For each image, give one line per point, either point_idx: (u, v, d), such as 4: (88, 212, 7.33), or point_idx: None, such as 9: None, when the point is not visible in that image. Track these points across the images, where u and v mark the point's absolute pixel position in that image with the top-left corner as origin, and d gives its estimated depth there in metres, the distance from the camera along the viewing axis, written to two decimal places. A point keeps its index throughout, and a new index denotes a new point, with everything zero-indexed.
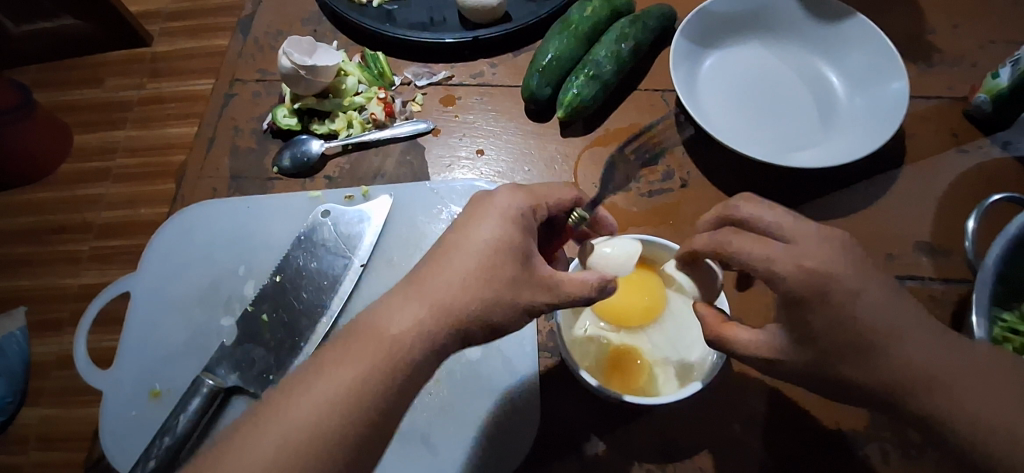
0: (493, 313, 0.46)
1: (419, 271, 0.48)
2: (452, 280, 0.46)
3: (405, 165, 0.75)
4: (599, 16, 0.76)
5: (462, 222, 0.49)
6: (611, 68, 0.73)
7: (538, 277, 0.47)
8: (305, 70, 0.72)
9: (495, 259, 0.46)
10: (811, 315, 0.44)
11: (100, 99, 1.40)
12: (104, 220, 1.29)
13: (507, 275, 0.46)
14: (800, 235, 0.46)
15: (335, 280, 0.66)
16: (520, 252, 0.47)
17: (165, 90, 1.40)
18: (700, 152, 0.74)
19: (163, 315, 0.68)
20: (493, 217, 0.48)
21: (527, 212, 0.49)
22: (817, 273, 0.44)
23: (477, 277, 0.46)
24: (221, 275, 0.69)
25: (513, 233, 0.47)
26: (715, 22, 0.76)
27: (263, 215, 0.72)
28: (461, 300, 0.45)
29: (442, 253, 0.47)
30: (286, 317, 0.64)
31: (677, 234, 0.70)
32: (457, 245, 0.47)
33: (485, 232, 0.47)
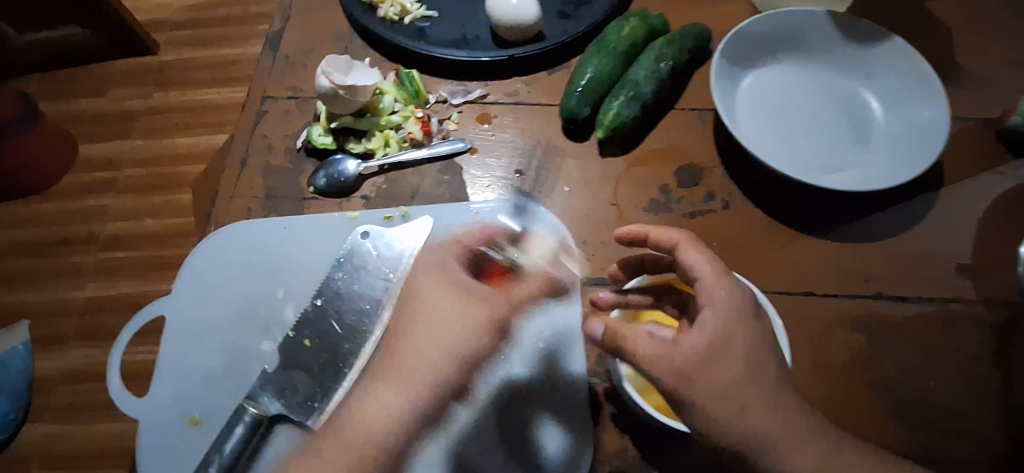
0: (461, 349, 0.60)
1: (388, 341, 0.62)
2: (412, 343, 0.60)
3: (443, 185, 0.74)
4: (636, 35, 0.76)
5: (410, 282, 0.64)
6: (650, 89, 0.74)
7: (472, 296, 0.62)
8: (345, 89, 0.71)
9: (436, 303, 0.61)
10: (726, 348, 0.53)
11: (106, 109, 1.38)
12: (110, 231, 1.27)
13: (455, 308, 0.61)
14: (716, 264, 0.57)
15: (377, 303, 0.65)
16: (460, 285, 0.62)
17: (173, 101, 1.38)
18: (741, 173, 0.74)
19: (199, 340, 0.66)
20: (427, 274, 0.63)
21: (453, 258, 0.64)
22: (733, 307, 0.54)
23: (434, 327, 0.60)
24: (259, 298, 0.68)
25: (451, 270, 0.63)
26: (753, 42, 0.76)
27: (300, 236, 0.71)
28: (432, 359, 0.59)
29: (402, 319, 0.62)
30: (329, 341, 0.63)
31: (718, 255, 0.69)
32: (410, 302, 0.62)
33: (425, 289, 0.62)
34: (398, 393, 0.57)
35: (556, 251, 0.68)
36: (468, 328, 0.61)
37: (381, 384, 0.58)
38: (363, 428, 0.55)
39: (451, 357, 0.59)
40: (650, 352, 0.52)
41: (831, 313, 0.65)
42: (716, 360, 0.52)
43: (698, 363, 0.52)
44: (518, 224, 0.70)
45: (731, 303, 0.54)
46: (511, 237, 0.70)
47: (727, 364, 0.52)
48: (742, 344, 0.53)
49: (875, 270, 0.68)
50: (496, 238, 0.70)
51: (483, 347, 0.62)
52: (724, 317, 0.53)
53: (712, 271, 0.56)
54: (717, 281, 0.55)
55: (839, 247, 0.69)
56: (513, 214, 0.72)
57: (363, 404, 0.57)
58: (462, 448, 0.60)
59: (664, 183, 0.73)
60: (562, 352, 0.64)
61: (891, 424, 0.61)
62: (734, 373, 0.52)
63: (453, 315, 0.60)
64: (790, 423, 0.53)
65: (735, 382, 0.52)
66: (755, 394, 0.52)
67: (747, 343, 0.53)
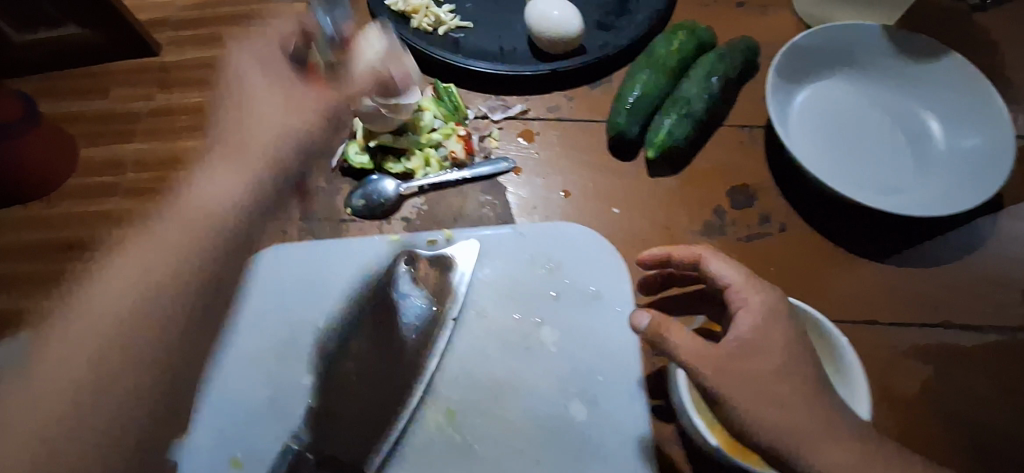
0: (289, 137, 0.62)
1: (225, 138, 0.61)
2: (247, 124, 0.61)
3: (487, 207, 0.71)
4: (685, 49, 0.73)
5: (229, 78, 0.62)
6: (702, 106, 0.71)
7: (312, 78, 0.62)
8: (388, 108, 0.66)
9: (267, 83, 0.61)
10: (758, 346, 0.52)
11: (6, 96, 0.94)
12: None
13: (270, 101, 0.61)
14: (741, 270, 0.57)
15: (426, 335, 0.63)
16: (288, 79, 0.61)
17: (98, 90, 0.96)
18: (796, 194, 0.71)
19: (236, 374, 0.63)
20: (253, 71, 0.61)
21: (256, 63, 0.62)
22: (766, 310, 0.54)
23: (267, 115, 0.61)
24: (298, 327, 0.64)
25: (272, 68, 0.62)
26: (806, 56, 0.73)
27: (340, 261, 0.67)
28: (261, 131, 0.61)
29: (239, 101, 0.61)
30: (377, 376, 0.61)
31: (778, 282, 0.66)
32: (235, 98, 0.61)
33: (252, 79, 0.61)
34: (232, 174, 0.60)
35: (610, 278, 0.66)
36: (305, 116, 0.62)
37: (217, 155, 0.61)
38: (203, 200, 0.60)
39: (284, 142, 0.61)
40: (689, 349, 0.51)
41: (896, 342, 0.63)
42: (750, 357, 0.52)
43: (735, 360, 0.51)
44: (569, 250, 0.68)
45: (760, 305, 0.54)
46: (561, 263, 0.67)
47: (763, 360, 0.52)
48: (777, 343, 0.53)
49: (939, 298, 0.65)
50: (547, 264, 0.67)
51: (315, 129, 0.63)
52: (759, 319, 0.53)
53: (736, 277, 0.56)
54: (744, 285, 0.56)
55: (901, 272, 0.67)
56: (564, 238, 0.69)
57: (172, 264, 0.57)
58: (421, 429, 0.60)
59: (717, 205, 0.71)
60: (624, 387, 0.61)
61: (966, 460, 0.58)
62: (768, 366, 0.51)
63: (281, 114, 0.61)
64: (834, 428, 0.50)
65: (770, 377, 0.51)
66: (790, 389, 0.51)
67: (775, 333, 0.53)
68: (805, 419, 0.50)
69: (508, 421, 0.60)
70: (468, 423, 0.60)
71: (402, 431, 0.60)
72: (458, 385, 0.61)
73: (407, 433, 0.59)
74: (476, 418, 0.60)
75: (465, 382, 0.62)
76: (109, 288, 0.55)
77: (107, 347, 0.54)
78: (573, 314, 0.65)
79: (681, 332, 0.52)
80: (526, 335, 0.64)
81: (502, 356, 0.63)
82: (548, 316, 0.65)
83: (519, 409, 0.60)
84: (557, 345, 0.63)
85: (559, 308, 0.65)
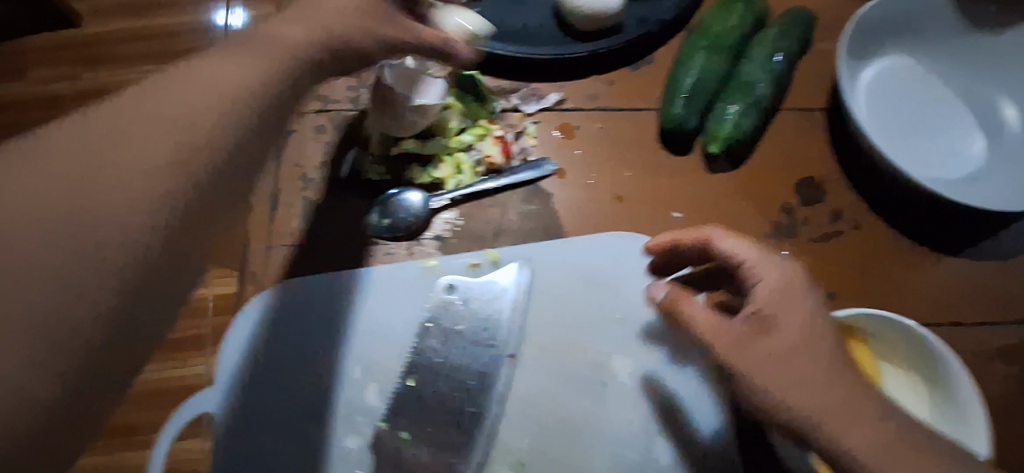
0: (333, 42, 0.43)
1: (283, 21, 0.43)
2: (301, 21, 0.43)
3: (532, 218, 0.62)
4: (744, 24, 0.64)
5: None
6: (767, 91, 0.62)
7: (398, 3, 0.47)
8: (410, 111, 0.57)
9: None
10: (780, 327, 0.46)
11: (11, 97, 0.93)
12: None
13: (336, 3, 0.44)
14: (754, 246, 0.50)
15: (482, 378, 0.55)
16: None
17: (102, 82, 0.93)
18: (866, 185, 0.65)
19: (265, 439, 0.55)
20: None
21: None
22: (785, 286, 0.47)
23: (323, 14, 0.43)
24: (331, 379, 0.56)
25: None
26: (873, 30, 0.66)
27: (368, 295, 0.57)
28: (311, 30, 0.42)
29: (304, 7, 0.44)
30: (436, 434, 0.53)
31: (853, 285, 0.61)
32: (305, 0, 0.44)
33: None
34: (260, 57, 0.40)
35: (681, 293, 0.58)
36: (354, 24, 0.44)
37: (282, 29, 0.42)
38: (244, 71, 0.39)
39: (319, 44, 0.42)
40: (703, 322, 0.48)
41: (977, 346, 0.60)
42: (767, 337, 0.46)
43: (753, 336, 0.46)
44: (631, 263, 0.60)
45: (777, 281, 0.47)
46: (623, 280, 0.59)
47: (782, 338, 0.45)
48: (800, 321, 0.46)
49: (1018, 293, 0.62)
50: (607, 282, 0.59)
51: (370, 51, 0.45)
52: (780, 297, 0.47)
53: (748, 253, 0.49)
54: (758, 260, 0.49)
55: (977, 268, 0.62)
56: (625, 252, 0.60)
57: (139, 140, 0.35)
58: None
59: (784, 202, 0.64)
60: (709, 422, 0.54)
61: None
62: (788, 344, 0.45)
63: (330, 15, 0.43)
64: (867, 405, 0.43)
65: (794, 356, 0.45)
66: (812, 366, 0.44)
67: (797, 312, 0.46)
68: (830, 397, 0.43)
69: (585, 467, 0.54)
70: None
71: None
72: (526, 433, 0.55)
73: None
74: (548, 467, 0.54)
75: (533, 428, 0.55)
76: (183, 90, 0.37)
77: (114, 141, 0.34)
78: (643, 341, 0.58)
79: (693, 307, 0.49)
80: (594, 368, 0.57)
81: (571, 395, 0.56)
82: (616, 344, 0.58)
83: (594, 452, 0.54)
84: (629, 378, 0.56)
85: (626, 334, 0.58)
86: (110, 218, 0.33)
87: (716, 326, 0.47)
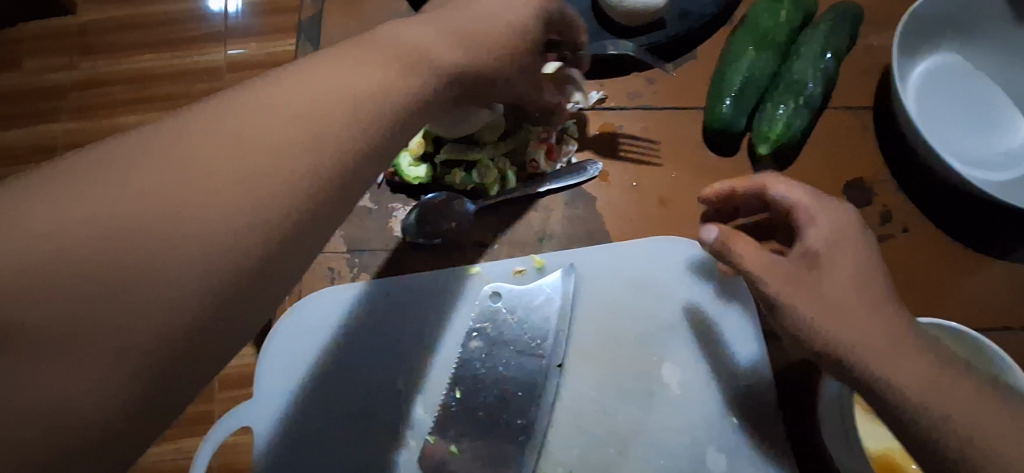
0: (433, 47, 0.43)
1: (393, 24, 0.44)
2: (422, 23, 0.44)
3: (575, 221, 0.60)
4: (793, 20, 0.62)
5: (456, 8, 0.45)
6: (818, 89, 0.60)
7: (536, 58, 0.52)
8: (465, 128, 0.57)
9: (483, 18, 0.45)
10: (832, 267, 0.46)
11: (15, 89, 0.93)
12: None
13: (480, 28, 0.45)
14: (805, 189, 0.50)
15: (531, 389, 0.53)
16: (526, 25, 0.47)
17: (103, 72, 0.92)
18: (916, 186, 0.63)
19: (309, 451, 0.54)
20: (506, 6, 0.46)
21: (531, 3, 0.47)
22: (838, 229, 0.48)
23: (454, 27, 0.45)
24: (374, 390, 0.55)
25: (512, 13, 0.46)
26: (922, 26, 0.64)
27: (410, 304, 0.56)
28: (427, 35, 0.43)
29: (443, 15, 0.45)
30: (486, 447, 0.52)
31: (904, 290, 0.60)
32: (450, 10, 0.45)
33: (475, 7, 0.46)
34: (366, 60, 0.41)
35: (730, 300, 0.57)
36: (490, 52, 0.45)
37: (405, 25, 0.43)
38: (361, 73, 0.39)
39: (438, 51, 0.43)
40: (756, 262, 0.47)
41: None
42: (818, 273, 0.46)
43: (806, 275, 0.46)
44: (679, 268, 0.58)
45: (830, 224, 0.48)
46: (671, 285, 0.58)
47: (837, 275, 0.46)
48: (851, 261, 0.47)
49: None
50: (655, 288, 0.58)
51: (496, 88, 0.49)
52: (833, 239, 0.47)
53: (801, 196, 0.50)
54: (810, 202, 0.49)
55: None
56: (672, 257, 0.58)
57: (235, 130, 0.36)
58: None
59: None
60: (761, 432, 0.54)
61: None
62: (841, 282, 0.46)
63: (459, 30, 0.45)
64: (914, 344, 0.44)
65: (847, 295, 0.45)
66: (860, 301, 0.45)
67: (847, 248, 0.47)
68: (874, 330, 0.44)
69: None
70: None
71: None
72: (574, 444, 0.54)
73: None
74: None
75: (581, 439, 0.54)
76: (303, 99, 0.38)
77: (231, 135, 0.35)
78: (694, 349, 0.56)
79: (750, 247, 0.48)
80: (643, 377, 0.55)
81: (619, 405, 0.55)
82: (664, 351, 0.56)
83: (647, 465, 0.53)
84: (679, 386, 0.55)
85: (676, 342, 0.56)
86: (206, 219, 0.33)
87: (775, 263, 0.47)
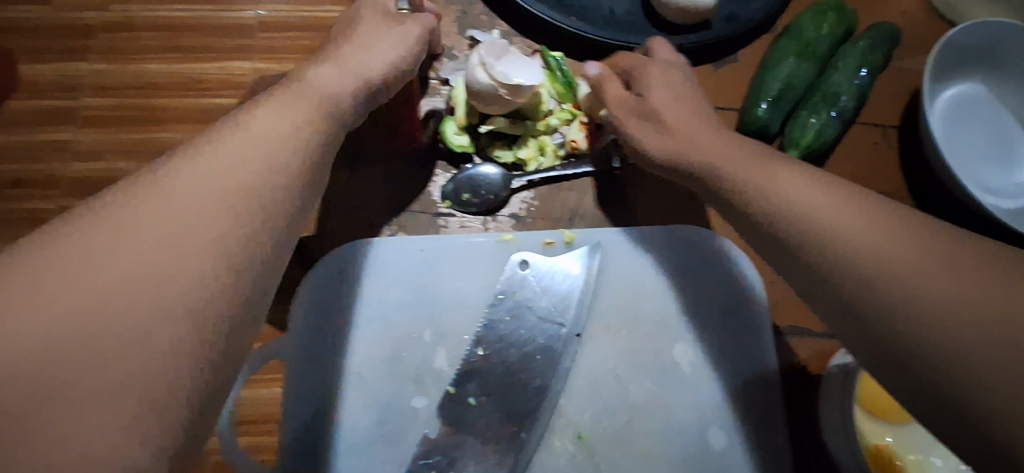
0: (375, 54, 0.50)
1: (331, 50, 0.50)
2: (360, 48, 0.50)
3: (607, 204, 0.63)
4: (835, 34, 0.65)
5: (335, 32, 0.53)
6: (851, 103, 0.63)
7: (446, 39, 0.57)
8: (507, 89, 0.56)
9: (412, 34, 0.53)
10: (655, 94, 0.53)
11: (32, 20, 0.88)
12: (74, 172, 0.83)
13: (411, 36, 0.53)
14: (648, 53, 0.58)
15: (550, 353, 0.56)
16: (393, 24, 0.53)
17: (136, 13, 0.89)
18: (935, 206, 0.66)
19: (335, 393, 0.56)
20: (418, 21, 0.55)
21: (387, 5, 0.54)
22: (663, 71, 0.56)
23: (394, 43, 0.51)
24: (402, 340, 0.57)
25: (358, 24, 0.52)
26: (956, 53, 0.67)
27: (445, 264, 0.59)
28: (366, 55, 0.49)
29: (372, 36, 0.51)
30: (504, 403, 0.54)
31: None
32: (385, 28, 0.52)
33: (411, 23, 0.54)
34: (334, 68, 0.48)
35: (744, 292, 0.60)
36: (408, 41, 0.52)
37: (334, 57, 0.49)
38: (306, 86, 0.45)
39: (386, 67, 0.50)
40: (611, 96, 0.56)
41: None
42: (647, 102, 0.53)
43: (636, 101, 0.54)
44: (701, 257, 0.61)
45: (656, 66, 0.56)
46: (690, 272, 0.60)
47: (663, 101, 0.53)
48: (670, 85, 0.54)
49: None
50: (675, 273, 0.60)
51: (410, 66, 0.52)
52: (662, 80, 0.55)
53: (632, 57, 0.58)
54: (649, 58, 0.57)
55: None
56: (696, 247, 0.61)
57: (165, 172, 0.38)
58: (542, 461, 0.55)
59: None
60: (762, 417, 0.57)
61: None
62: (667, 107, 0.52)
63: (395, 40, 0.51)
64: None
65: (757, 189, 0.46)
66: (789, 167, 0.46)
67: (663, 81, 0.54)
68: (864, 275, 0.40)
69: (646, 450, 0.56)
70: (598, 451, 0.56)
71: (530, 459, 0.55)
72: (588, 409, 0.57)
73: (534, 462, 0.55)
74: (609, 444, 0.56)
75: (595, 404, 0.57)
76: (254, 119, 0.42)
77: (214, 166, 0.38)
78: (708, 335, 0.59)
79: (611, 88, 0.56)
80: (658, 354, 0.58)
81: (634, 378, 0.58)
82: (680, 333, 0.59)
83: (654, 435, 0.56)
84: (691, 366, 0.58)
85: (690, 325, 0.59)
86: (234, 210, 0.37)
87: (621, 99, 0.55)
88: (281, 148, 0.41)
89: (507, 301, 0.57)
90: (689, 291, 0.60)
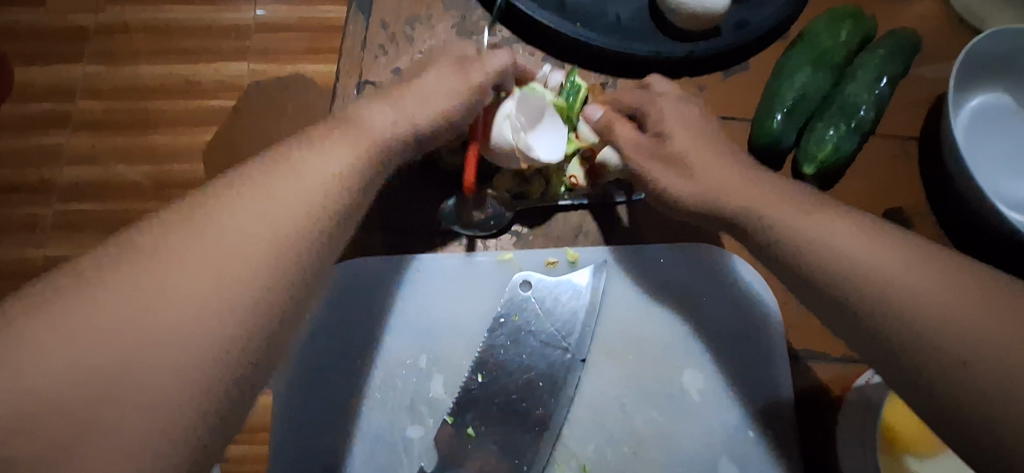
0: (431, 109, 0.48)
1: (392, 91, 0.50)
2: (418, 97, 0.49)
3: (612, 221, 0.60)
4: (852, 42, 0.62)
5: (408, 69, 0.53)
6: (871, 115, 0.60)
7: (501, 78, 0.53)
8: (526, 156, 0.52)
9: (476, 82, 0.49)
10: (675, 134, 0.50)
11: (24, 21, 0.86)
12: (73, 178, 0.83)
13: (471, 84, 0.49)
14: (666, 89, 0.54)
15: (551, 381, 0.53)
16: (460, 69, 0.50)
17: (129, 14, 0.86)
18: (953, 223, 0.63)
19: (325, 421, 0.53)
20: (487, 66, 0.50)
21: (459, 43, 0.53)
22: (680, 110, 0.52)
23: (451, 94, 0.49)
24: (396, 366, 0.54)
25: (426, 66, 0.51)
26: (978, 63, 0.64)
27: (444, 284, 0.57)
28: (421, 110, 0.48)
29: (434, 82, 0.49)
30: (503, 435, 0.51)
31: None
32: (450, 75, 0.50)
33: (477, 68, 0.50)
34: (388, 119, 0.47)
35: (759, 316, 0.57)
36: (465, 92, 0.49)
37: (390, 103, 0.48)
38: (357, 133, 0.46)
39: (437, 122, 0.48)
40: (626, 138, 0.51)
41: None
42: (667, 145, 0.50)
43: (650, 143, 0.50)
44: (714, 277, 0.58)
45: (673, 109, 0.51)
46: (702, 294, 0.58)
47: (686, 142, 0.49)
48: (686, 123, 0.50)
49: None
50: (685, 295, 0.58)
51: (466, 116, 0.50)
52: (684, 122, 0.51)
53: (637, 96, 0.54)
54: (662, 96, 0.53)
55: None
56: (707, 266, 0.58)
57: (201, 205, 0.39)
58: None
59: None
60: (775, 448, 0.54)
61: None
62: (689, 148, 0.49)
63: (453, 88, 0.49)
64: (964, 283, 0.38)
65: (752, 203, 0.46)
66: (798, 211, 0.45)
67: (680, 118, 0.51)
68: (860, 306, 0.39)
69: None
70: None
71: None
72: (591, 439, 0.54)
73: None
74: None
75: (598, 435, 0.54)
76: (297, 168, 0.42)
77: (253, 207, 0.40)
78: (719, 361, 0.56)
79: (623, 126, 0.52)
80: (667, 382, 0.55)
81: (640, 406, 0.55)
82: (690, 360, 0.56)
83: (660, 467, 0.53)
84: (700, 394, 0.55)
85: (699, 350, 0.56)
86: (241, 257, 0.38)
87: (635, 141, 0.51)
88: (322, 193, 0.42)
89: (507, 326, 0.54)
90: (701, 314, 0.57)
